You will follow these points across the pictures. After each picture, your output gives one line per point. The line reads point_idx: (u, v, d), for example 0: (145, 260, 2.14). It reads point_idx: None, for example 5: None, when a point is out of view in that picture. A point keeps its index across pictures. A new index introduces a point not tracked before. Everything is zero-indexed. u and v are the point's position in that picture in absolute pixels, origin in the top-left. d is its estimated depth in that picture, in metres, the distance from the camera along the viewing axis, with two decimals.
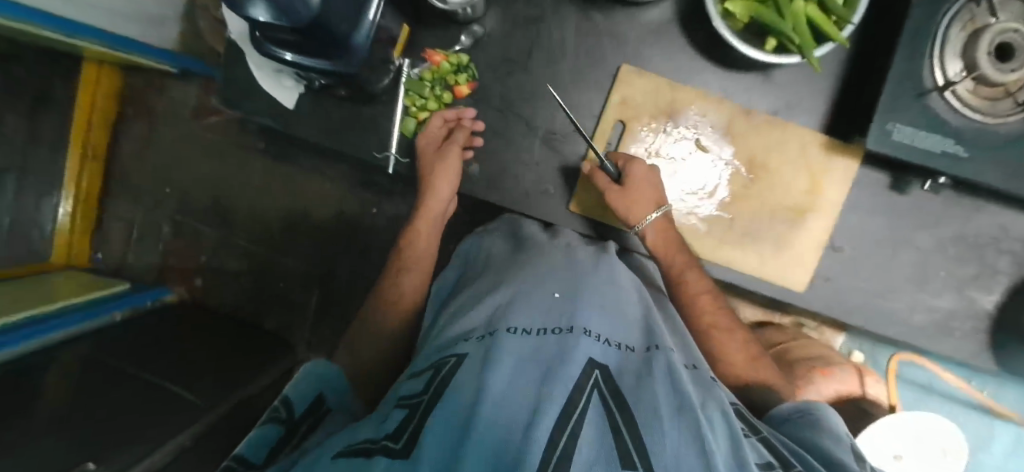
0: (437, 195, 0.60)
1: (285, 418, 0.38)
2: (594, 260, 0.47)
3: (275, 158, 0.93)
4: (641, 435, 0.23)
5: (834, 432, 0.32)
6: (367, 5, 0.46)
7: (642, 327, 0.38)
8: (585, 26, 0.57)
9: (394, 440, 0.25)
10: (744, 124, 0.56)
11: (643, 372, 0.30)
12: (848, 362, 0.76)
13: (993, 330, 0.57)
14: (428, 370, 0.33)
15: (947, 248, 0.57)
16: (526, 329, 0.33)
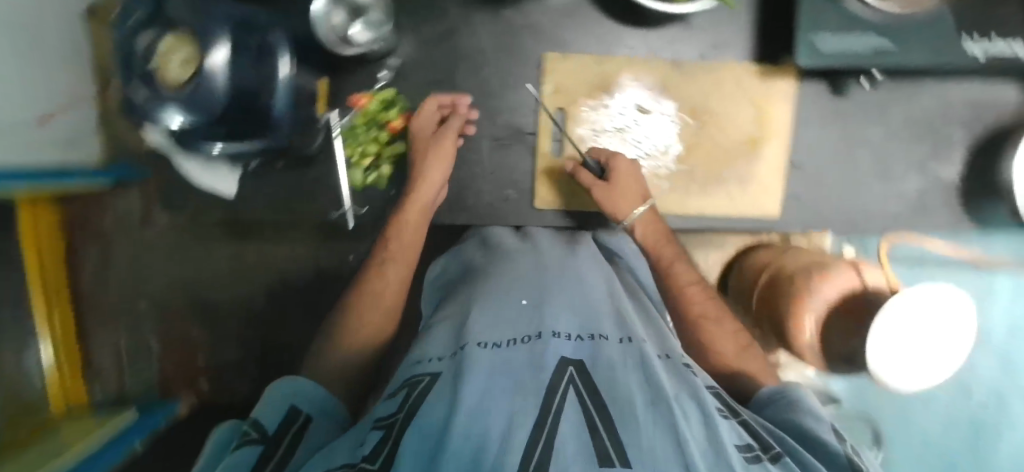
0: (430, 179, 0.51)
1: (260, 437, 0.30)
2: (561, 258, 0.47)
3: (237, 236, 0.79)
4: (616, 431, 0.23)
5: (817, 418, 0.35)
6: (275, 63, 0.46)
7: (611, 314, 0.38)
8: (498, 26, 0.56)
9: (371, 461, 0.24)
10: (677, 76, 0.56)
11: (616, 366, 0.30)
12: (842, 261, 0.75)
13: (964, 197, 0.59)
14: (401, 390, 0.32)
15: (899, 134, 0.59)
16: (496, 341, 0.32)
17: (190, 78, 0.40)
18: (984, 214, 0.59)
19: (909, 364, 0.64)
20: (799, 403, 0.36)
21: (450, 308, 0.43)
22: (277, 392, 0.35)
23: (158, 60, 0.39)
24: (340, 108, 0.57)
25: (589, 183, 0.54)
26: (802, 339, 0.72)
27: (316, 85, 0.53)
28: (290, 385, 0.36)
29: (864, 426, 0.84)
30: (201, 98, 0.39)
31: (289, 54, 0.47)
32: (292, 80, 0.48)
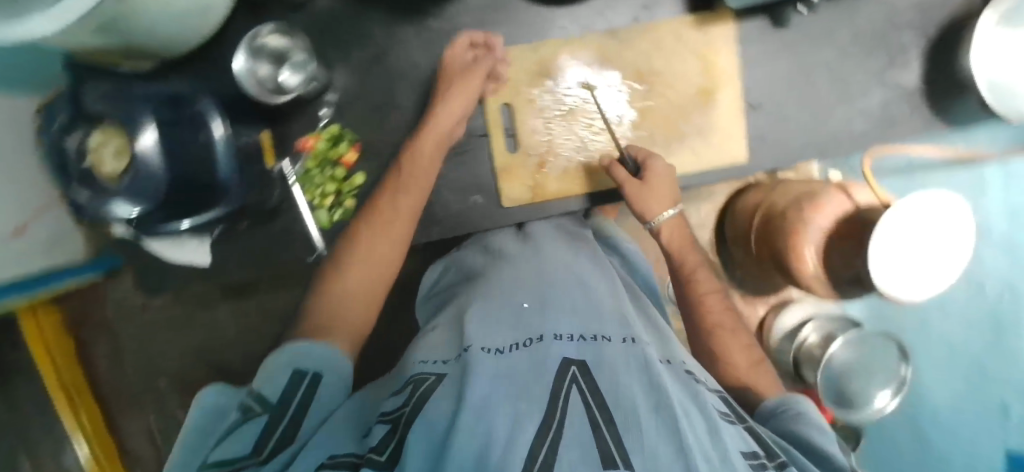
0: (447, 115, 0.52)
1: (262, 410, 0.34)
2: (562, 260, 0.48)
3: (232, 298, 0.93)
4: (619, 431, 0.25)
5: (824, 433, 0.39)
6: (208, 126, 0.44)
7: (613, 314, 0.39)
8: (425, 37, 0.55)
9: (378, 453, 0.28)
10: (614, 44, 0.55)
11: (619, 366, 0.31)
12: (829, 186, 0.76)
13: (930, 98, 0.58)
14: (406, 388, 0.35)
15: (850, 51, 0.57)
16: (499, 346, 0.34)
17: (124, 166, 0.40)
18: (952, 112, 0.58)
19: (907, 273, 0.66)
20: (804, 416, 0.41)
21: (450, 317, 0.44)
22: (278, 362, 0.39)
23: (90, 154, 0.40)
24: (289, 155, 0.56)
25: (620, 178, 0.53)
26: (806, 272, 0.72)
27: (259, 139, 0.53)
28: (292, 352, 0.40)
29: (885, 341, 0.83)
30: (141, 183, 0.40)
31: (220, 117, 0.44)
32: (233, 142, 0.46)
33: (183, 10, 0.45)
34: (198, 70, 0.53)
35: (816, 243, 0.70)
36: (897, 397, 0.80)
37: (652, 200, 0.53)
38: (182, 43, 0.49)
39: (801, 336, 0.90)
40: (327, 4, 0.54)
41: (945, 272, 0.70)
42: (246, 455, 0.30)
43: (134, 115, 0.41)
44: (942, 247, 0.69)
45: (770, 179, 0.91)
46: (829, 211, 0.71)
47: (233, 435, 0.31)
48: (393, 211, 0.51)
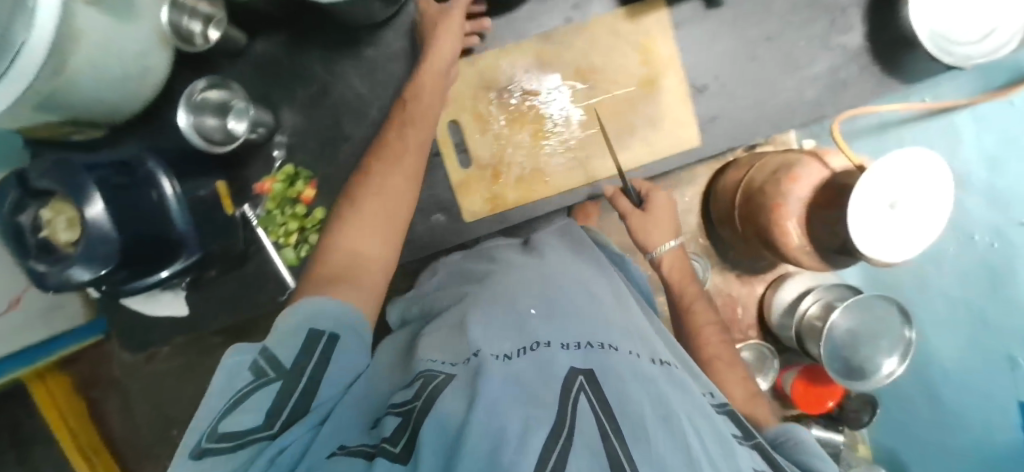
0: (440, 53, 0.52)
1: (276, 376, 0.35)
2: (562, 269, 0.51)
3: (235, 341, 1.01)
4: (626, 441, 0.26)
5: (820, 455, 0.40)
6: (158, 182, 0.46)
7: (617, 328, 0.41)
8: (364, 67, 0.56)
9: (392, 443, 0.29)
10: (550, 48, 0.56)
11: (626, 376, 0.33)
12: (803, 155, 0.75)
13: (876, 57, 0.57)
14: (414, 384, 0.36)
15: (789, 21, 0.57)
16: (507, 352, 0.36)
17: (76, 235, 0.41)
18: (902, 66, 0.57)
19: (888, 235, 0.65)
20: (805, 445, 0.41)
21: (449, 327, 0.45)
22: (293, 318, 0.39)
23: (45, 225, 0.41)
24: (248, 200, 0.58)
25: (629, 209, 0.58)
26: (791, 246, 0.72)
27: (216, 187, 0.53)
28: (308, 306, 0.40)
29: (886, 304, 0.81)
30: (93, 247, 0.39)
31: (167, 175, 0.47)
32: (187, 195, 0.48)
33: (120, 74, 0.46)
34: (146, 132, 0.55)
35: (797, 216, 0.70)
36: (904, 362, 0.80)
37: (653, 232, 0.58)
38: (125, 107, 0.51)
39: (801, 309, 0.90)
40: (263, 48, 0.55)
41: (928, 225, 0.68)
42: (259, 427, 0.32)
43: (81, 188, 0.39)
44: (923, 204, 0.68)
45: (751, 155, 0.90)
46: (808, 180, 0.70)
47: (246, 403, 0.33)
48: (403, 141, 0.51)
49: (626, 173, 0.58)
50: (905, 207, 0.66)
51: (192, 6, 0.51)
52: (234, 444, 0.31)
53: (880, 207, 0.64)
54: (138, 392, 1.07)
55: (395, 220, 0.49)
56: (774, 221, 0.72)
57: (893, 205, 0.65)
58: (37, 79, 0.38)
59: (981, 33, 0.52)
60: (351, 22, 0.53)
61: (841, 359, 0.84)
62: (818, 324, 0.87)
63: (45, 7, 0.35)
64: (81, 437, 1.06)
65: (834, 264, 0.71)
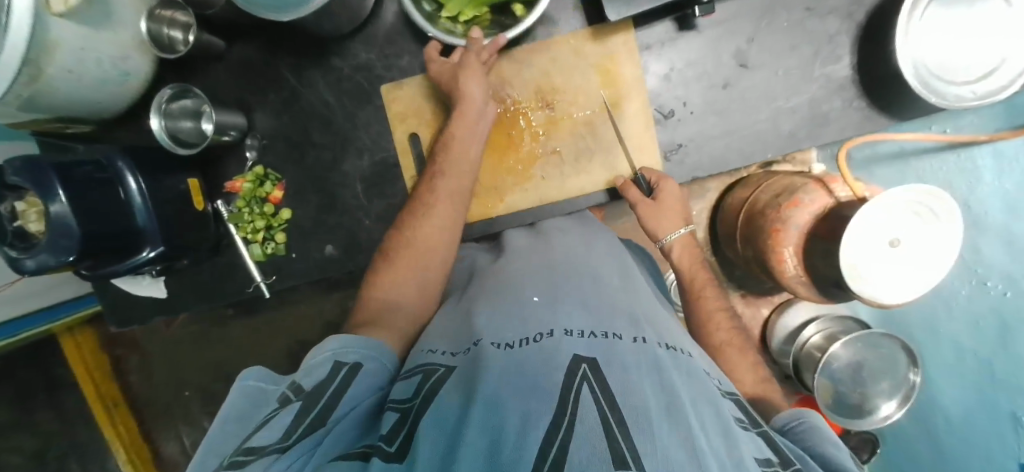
0: (467, 116, 0.53)
1: (299, 398, 0.35)
2: (570, 252, 0.50)
3: (243, 315, 1.06)
4: (630, 434, 0.24)
5: (837, 444, 0.38)
6: (124, 179, 0.50)
7: (621, 314, 0.40)
8: (333, 77, 0.59)
9: (388, 443, 0.30)
10: (512, 66, 0.56)
11: (628, 368, 0.31)
12: (809, 179, 0.70)
13: (859, 90, 0.53)
14: (415, 377, 0.37)
15: (770, 47, 0.53)
16: (510, 341, 0.35)
17: (44, 226, 0.47)
18: (891, 101, 0.53)
19: (892, 273, 0.60)
20: (819, 431, 0.39)
21: (457, 316, 0.46)
22: (322, 352, 0.40)
23: (17, 217, 0.47)
24: (221, 197, 0.62)
25: (635, 199, 0.54)
26: (787, 274, 0.69)
27: (188, 184, 0.58)
28: (344, 342, 0.42)
29: (891, 343, 0.74)
30: (57, 237, 0.43)
31: (133, 173, 0.51)
32: (153, 190, 0.52)
33: (98, 78, 0.52)
34: (140, 123, 0.62)
35: (794, 244, 0.67)
36: (904, 406, 0.73)
37: (665, 221, 0.54)
38: (112, 106, 0.57)
39: (803, 337, 0.84)
40: (241, 52, 0.60)
41: (934, 261, 0.62)
42: (279, 439, 0.30)
43: (46, 185, 0.42)
44: (929, 245, 0.62)
45: (762, 172, 0.84)
46: (809, 208, 0.66)
47: (269, 424, 0.32)
48: (433, 193, 0.53)
49: (637, 168, 0.56)
50: (908, 245, 0.61)
51: (169, 16, 0.56)
52: (249, 460, 0.29)
53: (877, 242, 0.59)
54: (157, 354, 1.12)
55: (429, 275, 0.52)
56: (771, 246, 0.69)
57: (895, 243, 0.60)
58: (15, 85, 0.43)
59: (972, 76, 0.49)
60: (320, 33, 0.56)
61: (840, 396, 0.78)
62: (819, 354, 0.80)
63: (18, 24, 0.40)
64: (105, 388, 1.11)
65: (831, 298, 0.67)
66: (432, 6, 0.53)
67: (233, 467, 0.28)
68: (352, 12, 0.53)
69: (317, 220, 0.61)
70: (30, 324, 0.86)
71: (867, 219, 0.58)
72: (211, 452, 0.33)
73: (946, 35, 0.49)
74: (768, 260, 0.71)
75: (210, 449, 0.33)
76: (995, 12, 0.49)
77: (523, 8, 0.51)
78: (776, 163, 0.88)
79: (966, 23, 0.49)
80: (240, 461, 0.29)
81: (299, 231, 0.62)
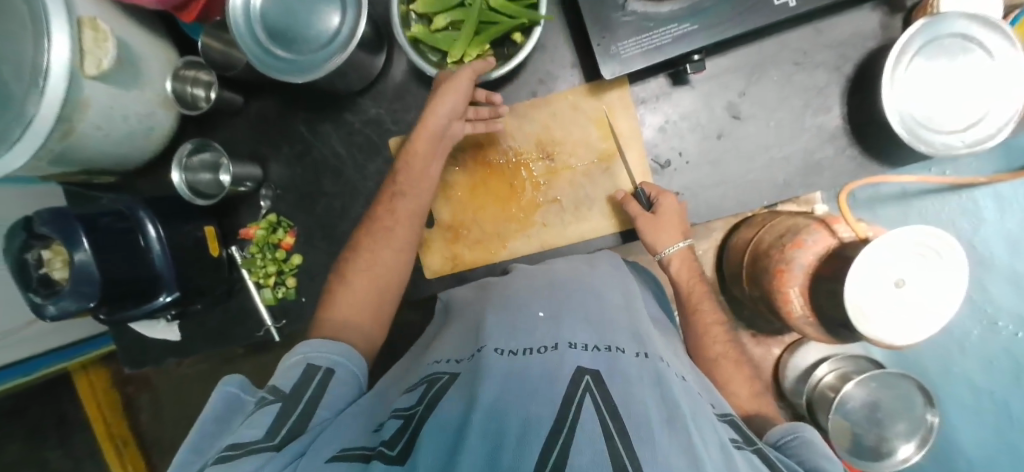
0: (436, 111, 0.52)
1: (275, 397, 0.38)
2: (573, 273, 0.51)
3: (254, 353, 1.07)
4: (631, 443, 0.25)
5: (832, 459, 0.37)
6: (144, 226, 0.53)
7: (625, 330, 0.41)
8: (345, 129, 0.62)
9: (389, 448, 0.30)
10: (514, 120, 0.59)
11: (630, 381, 0.32)
12: (812, 220, 0.70)
13: (851, 139, 0.55)
14: (420, 386, 0.38)
15: (762, 99, 0.56)
16: (513, 348, 0.37)
17: (68, 272, 0.49)
18: (883, 148, 0.54)
19: (897, 313, 0.60)
20: (813, 445, 0.38)
21: (463, 330, 0.46)
22: (296, 357, 0.44)
23: (43, 264, 0.49)
24: (235, 243, 0.65)
25: (635, 213, 0.54)
26: (793, 314, 0.69)
27: (204, 231, 0.60)
28: (309, 348, 0.45)
29: (908, 383, 0.73)
30: (80, 285, 0.46)
31: (154, 222, 0.54)
32: (171, 238, 0.55)
33: (124, 133, 0.55)
34: (162, 173, 0.65)
35: (800, 285, 0.67)
36: (922, 449, 0.70)
37: (664, 236, 0.53)
38: (136, 157, 0.61)
39: (815, 376, 0.82)
40: (259, 107, 0.63)
41: (942, 299, 0.61)
42: (263, 438, 0.33)
43: (72, 234, 0.45)
44: (935, 285, 0.61)
45: (766, 211, 0.84)
46: (813, 249, 0.66)
47: (252, 420, 0.35)
48: (393, 216, 0.55)
49: (637, 181, 0.57)
50: (914, 288, 0.61)
51: (193, 76, 0.61)
52: (238, 453, 0.32)
53: (884, 282, 0.59)
54: (168, 392, 1.13)
55: (386, 292, 0.54)
56: (777, 286, 0.69)
57: (900, 283, 0.60)
58: (48, 141, 0.46)
59: (960, 125, 0.51)
60: (333, 90, 0.60)
61: (859, 439, 0.75)
62: (832, 394, 0.78)
63: (54, 84, 0.43)
64: (115, 426, 1.11)
65: (840, 341, 0.66)
66: (439, 56, 0.57)
67: (223, 461, 0.31)
68: (362, 71, 0.57)
69: (326, 265, 0.63)
70: (50, 361, 0.88)
71: (870, 257, 0.58)
72: (201, 450, 0.35)
73: (930, 88, 0.51)
74: (774, 301, 0.71)
75: (191, 443, 0.36)
76: (978, 66, 0.50)
77: (521, 34, 0.54)
78: (781, 203, 0.89)
79: (950, 76, 0.51)
80: (230, 455, 0.32)
81: (309, 276, 0.64)
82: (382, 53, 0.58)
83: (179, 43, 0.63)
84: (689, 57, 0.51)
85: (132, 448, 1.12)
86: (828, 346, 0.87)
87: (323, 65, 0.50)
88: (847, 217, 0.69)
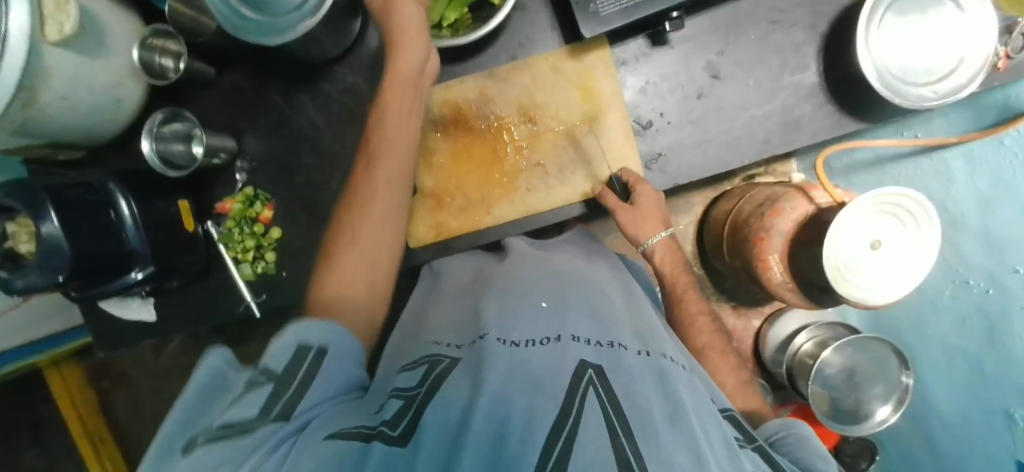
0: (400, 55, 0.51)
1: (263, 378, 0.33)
2: (570, 266, 0.51)
3: (235, 342, 1.02)
4: (636, 440, 0.26)
5: (827, 458, 0.37)
6: (116, 202, 0.51)
7: (626, 325, 0.41)
8: (321, 100, 0.61)
9: (391, 426, 0.30)
10: (495, 84, 0.58)
11: (633, 375, 0.32)
12: (789, 187, 0.71)
13: (827, 96, 0.55)
14: (419, 367, 0.38)
15: (741, 58, 0.56)
16: (515, 339, 0.37)
17: (34, 246, 0.47)
18: (860, 104, 0.55)
19: (875, 270, 0.61)
20: (809, 443, 0.38)
21: (458, 317, 0.46)
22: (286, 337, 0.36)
23: (8, 237, 0.47)
24: (210, 218, 0.63)
25: (613, 204, 0.55)
26: (773, 281, 0.69)
27: (178, 205, 0.59)
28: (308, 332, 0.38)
29: (881, 344, 0.72)
30: (49, 260, 0.44)
31: (127, 197, 0.52)
32: (145, 216, 0.53)
33: (92, 104, 0.53)
34: (134, 148, 0.63)
35: (780, 252, 0.67)
36: (898, 411, 0.70)
37: (642, 225, 0.55)
38: (105, 131, 0.59)
39: (794, 345, 0.84)
40: (230, 79, 0.62)
41: (921, 256, 0.62)
42: (252, 420, 0.29)
43: (39, 206, 0.43)
44: (914, 247, 0.62)
45: (744, 184, 0.86)
46: (790, 215, 0.67)
47: (240, 402, 0.30)
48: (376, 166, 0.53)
49: (615, 169, 0.58)
50: (892, 249, 0.61)
51: (161, 46, 0.59)
52: (231, 436, 0.28)
53: (859, 243, 0.60)
54: (144, 387, 1.07)
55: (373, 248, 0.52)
56: (757, 255, 0.70)
57: (875, 243, 0.60)
58: (9, 110, 0.44)
59: (934, 78, 0.52)
60: (308, 59, 0.58)
61: (839, 402, 0.76)
62: (810, 361, 0.80)
63: (13, 51, 0.41)
64: (92, 424, 1.06)
65: (820, 304, 0.67)
66: None
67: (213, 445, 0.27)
68: (338, 37, 0.56)
69: (307, 239, 0.63)
70: (12, 356, 0.87)
71: (846, 220, 0.59)
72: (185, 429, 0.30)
73: (905, 43, 0.52)
74: (756, 269, 0.72)
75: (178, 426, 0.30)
76: (949, 20, 0.52)
77: None
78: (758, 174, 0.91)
79: (922, 31, 0.52)
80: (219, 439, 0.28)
81: (288, 250, 0.63)
82: (358, 18, 0.57)
83: (146, 12, 0.61)
84: (669, 15, 0.51)
85: (109, 445, 1.07)
86: (806, 313, 0.90)
87: (296, 27, 0.49)
88: (824, 184, 0.70)
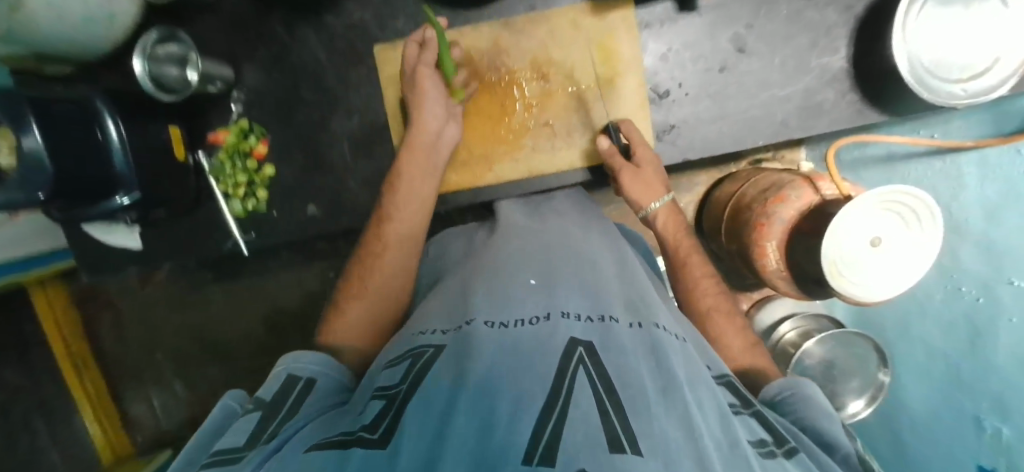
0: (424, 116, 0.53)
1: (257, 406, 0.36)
2: (566, 235, 0.49)
3: (223, 280, 1.01)
4: (627, 416, 0.26)
5: (831, 415, 0.37)
6: (103, 121, 0.48)
7: (618, 297, 0.40)
8: (326, 36, 0.58)
9: (370, 431, 0.27)
10: (509, 36, 0.56)
11: (626, 351, 0.32)
12: (796, 176, 0.70)
13: (853, 83, 0.53)
14: (403, 363, 0.35)
15: (770, 33, 0.53)
16: (503, 321, 0.35)
17: None
18: (886, 95, 0.53)
19: (873, 267, 0.60)
20: (811, 402, 0.39)
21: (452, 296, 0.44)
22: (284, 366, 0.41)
23: None
24: (202, 148, 0.61)
25: (617, 167, 0.53)
26: (767, 268, 0.69)
27: (170, 132, 0.57)
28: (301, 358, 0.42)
29: (865, 342, 0.73)
30: (31, 175, 0.42)
31: (115, 117, 0.49)
32: (133, 138, 0.51)
33: (81, 16, 0.49)
34: (126, 69, 0.60)
35: (778, 240, 0.67)
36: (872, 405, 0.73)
37: (642, 189, 0.52)
38: (95, 47, 0.55)
39: (778, 333, 0.84)
40: (231, 3, 0.58)
41: (920, 260, 0.60)
42: (242, 447, 0.31)
43: (20, 116, 0.41)
44: (915, 250, 0.60)
45: (751, 169, 0.84)
46: (794, 204, 0.66)
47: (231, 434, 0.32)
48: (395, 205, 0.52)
49: (614, 119, 0.56)
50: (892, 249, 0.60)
51: None
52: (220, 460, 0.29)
53: (857, 239, 0.59)
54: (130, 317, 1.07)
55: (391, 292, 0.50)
56: (756, 239, 0.70)
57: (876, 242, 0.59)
58: None
59: (968, 74, 0.49)
60: None
61: None
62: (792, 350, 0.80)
63: None
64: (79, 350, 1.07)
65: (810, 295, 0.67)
66: None
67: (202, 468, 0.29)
68: None
69: (302, 180, 0.61)
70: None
71: (849, 215, 0.58)
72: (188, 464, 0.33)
73: (943, 34, 0.50)
74: (751, 253, 0.72)
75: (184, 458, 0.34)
76: (992, 15, 0.49)
77: None
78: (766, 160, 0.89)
79: (962, 24, 0.50)
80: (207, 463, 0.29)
81: (281, 190, 0.61)
82: None
83: None
84: None
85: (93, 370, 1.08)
86: (793, 303, 0.91)
87: None
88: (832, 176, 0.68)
